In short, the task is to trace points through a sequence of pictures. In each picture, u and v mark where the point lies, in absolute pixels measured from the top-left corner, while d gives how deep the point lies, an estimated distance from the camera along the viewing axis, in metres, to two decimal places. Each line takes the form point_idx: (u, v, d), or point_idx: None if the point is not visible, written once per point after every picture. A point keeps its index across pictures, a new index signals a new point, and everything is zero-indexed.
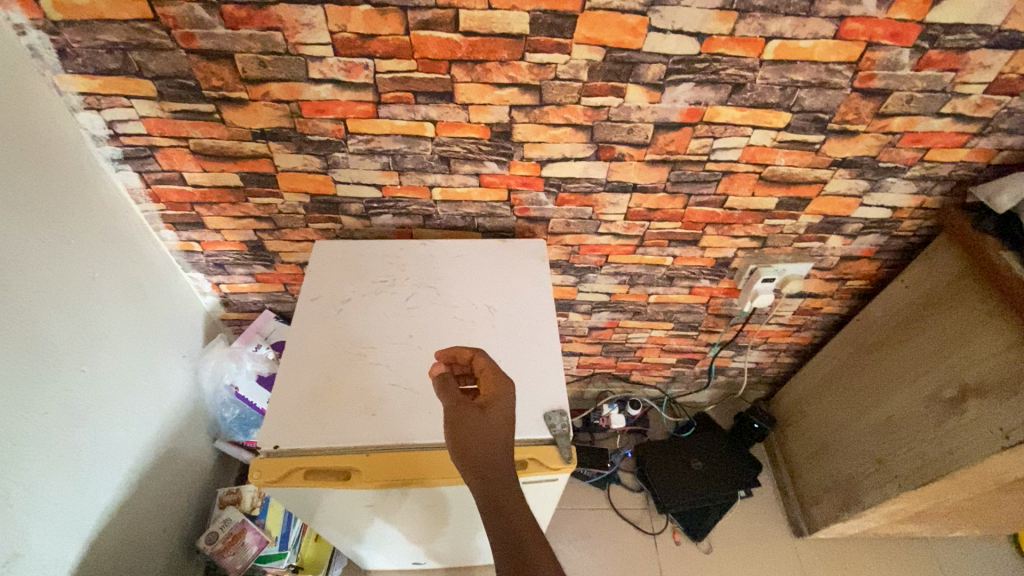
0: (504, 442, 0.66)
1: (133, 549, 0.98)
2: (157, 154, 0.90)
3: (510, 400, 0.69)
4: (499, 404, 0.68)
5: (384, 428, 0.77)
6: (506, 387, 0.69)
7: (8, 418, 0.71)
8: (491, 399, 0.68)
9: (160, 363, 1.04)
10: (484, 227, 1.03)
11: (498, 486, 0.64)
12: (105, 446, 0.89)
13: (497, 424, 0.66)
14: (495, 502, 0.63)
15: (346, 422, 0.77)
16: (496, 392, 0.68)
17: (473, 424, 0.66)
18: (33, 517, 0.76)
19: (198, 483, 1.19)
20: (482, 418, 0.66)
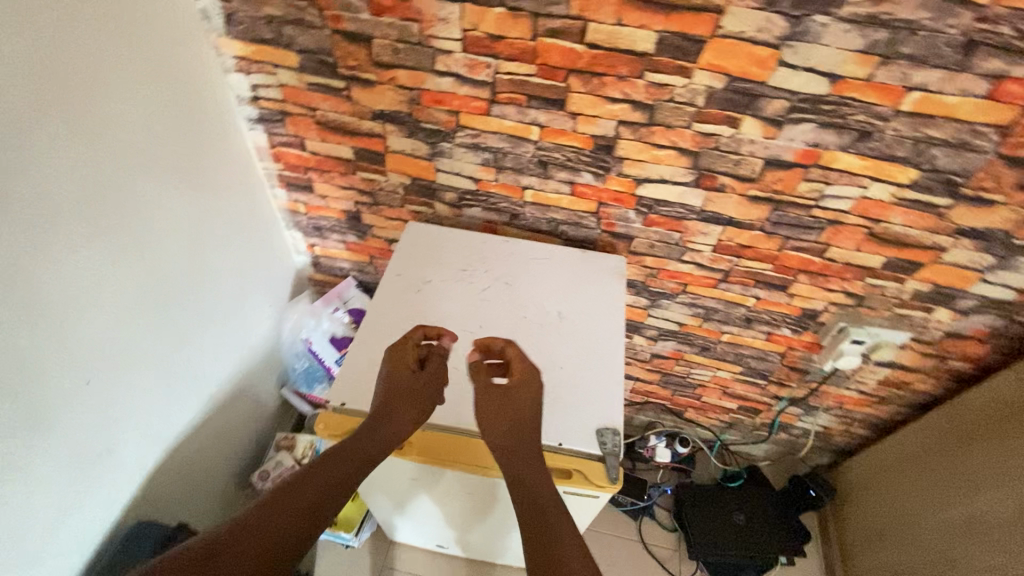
0: (528, 424, 0.74)
1: (198, 470, 1.08)
2: (287, 120, 0.99)
3: (536, 385, 0.78)
4: (523, 390, 0.76)
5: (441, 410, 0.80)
6: (532, 374, 0.78)
7: (122, 329, 0.80)
8: (518, 384, 0.77)
9: (250, 307, 1.14)
10: (567, 236, 1.04)
11: (524, 466, 0.70)
12: (194, 369, 0.99)
13: (521, 406, 0.75)
14: (520, 478, 0.68)
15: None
16: (523, 378, 0.78)
17: (497, 407, 0.75)
18: (133, 419, 0.86)
19: (261, 423, 1.29)
20: (505, 400, 0.75)
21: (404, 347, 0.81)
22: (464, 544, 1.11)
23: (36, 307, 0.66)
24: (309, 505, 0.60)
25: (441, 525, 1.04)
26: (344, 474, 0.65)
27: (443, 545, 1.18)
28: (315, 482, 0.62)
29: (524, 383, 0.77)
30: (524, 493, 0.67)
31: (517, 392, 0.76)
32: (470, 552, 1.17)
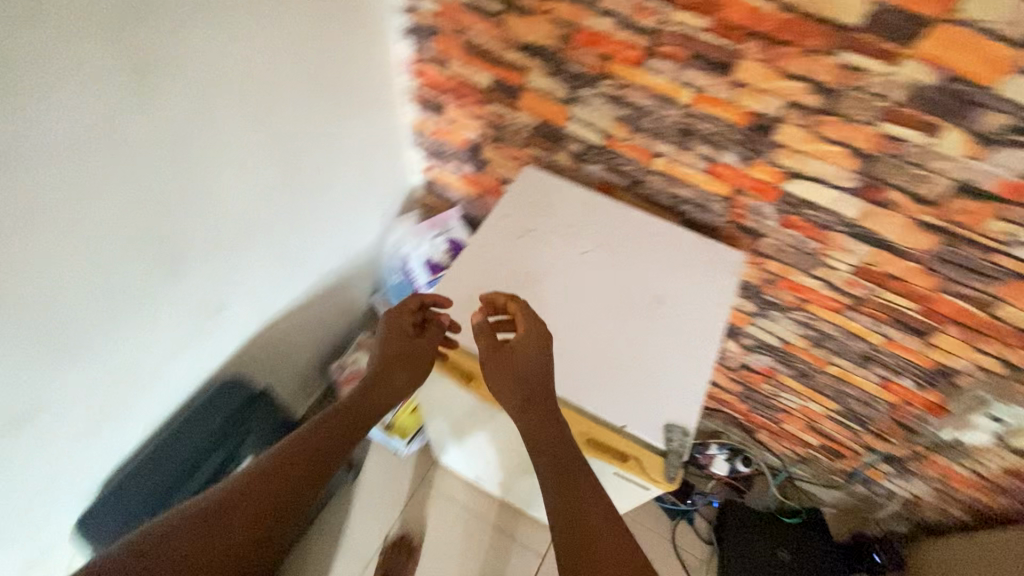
0: (534, 381, 0.70)
1: (287, 348, 1.18)
2: (436, 37, 0.98)
3: (543, 339, 0.71)
4: (525, 347, 0.70)
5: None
6: (536, 328, 0.72)
7: (247, 203, 0.87)
8: (519, 340, 0.71)
9: (361, 213, 1.19)
10: (687, 216, 0.96)
11: (542, 425, 0.70)
12: (300, 257, 1.06)
13: (525, 363, 0.70)
14: (534, 437, 0.70)
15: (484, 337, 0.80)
16: (524, 333, 0.71)
17: (502, 369, 0.70)
18: (244, 287, 0.95)
19: (350, 324, 1.37)
20: (506, 365, 0.70)
21: (392, 321, 0.79)
22: (504, 487, 1.13)
23: (182, 161, 0.73)
24: (297, 472, 0.70)
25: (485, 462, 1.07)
26: (337, 442, 0.74)
27: (483, 480, 1.23)
28: (306, 453, 0.71)
29: (526, 340, 0.71)
30: (543, 452, 0.70)
31: (520, 356, 0.70)
32: (506, 495, 1.20)
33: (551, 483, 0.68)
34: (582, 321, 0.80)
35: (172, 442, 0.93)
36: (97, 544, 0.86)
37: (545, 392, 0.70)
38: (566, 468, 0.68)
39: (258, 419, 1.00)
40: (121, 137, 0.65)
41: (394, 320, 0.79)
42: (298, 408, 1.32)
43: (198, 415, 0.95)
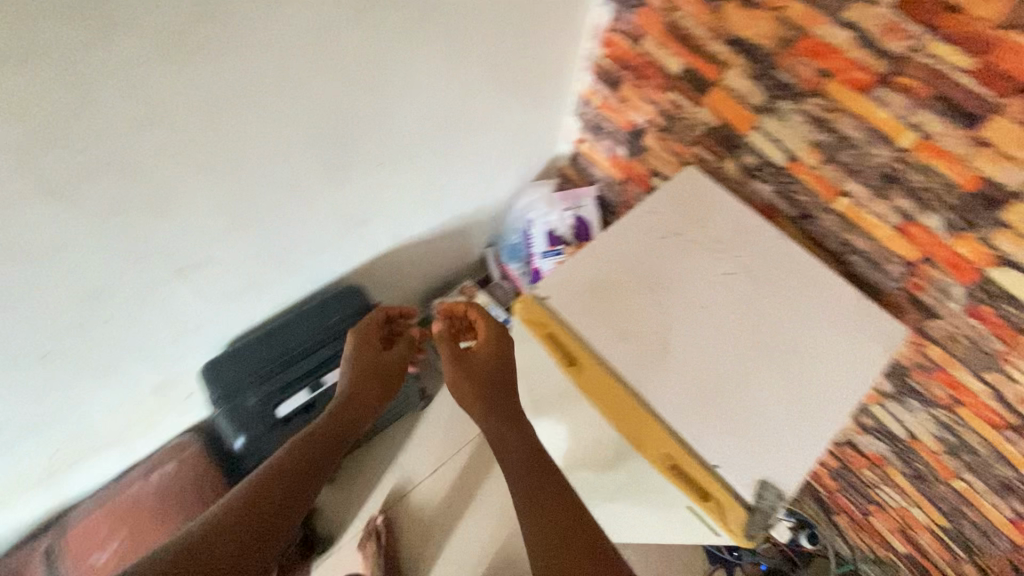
0: (503, 376, 0.78)
1: (400, 275, 1.24)
2: (641, 10, 0.92)
3: (503, 336, 0.80)
4: (487, 346, 0.79)
5: (628, 361, 0.74)
6: (495, 325, 0.80)
7: (410, 129, 0.90)
8: (483, 339, 0.79)
9: (503, 167, 1.19)
10: (851, 268, 0.86)
11: (511, 433, 0.73)
12: (438, 193, 1.09)
13: (489, 362, 0.78)
14: (501, 437, 0.73)
15: (600, 328, 0.76)
16: (486, 333, 0.79)
17: (470, 370, 0.77)
18: (384, 207, 1.00)
19: (457, 268, 1.41)
20: (474, 368, 0.76)
21: (366, 334, 0.85)
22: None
23: (372, 71, 0.76)
24: (281, 500, 0.62)
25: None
26: (313, 468, 0.68)
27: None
28: (279, 479, 0.64)
29: (488, 339, 0.79)
30: (514, 459, 0.71)
31: (485, 355, 0.78)
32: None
33: (525, 509, 0.64)
34: (705, 347, 0.75)
35: (290, 328, 0.99)
36: (211, 395, 0.94)
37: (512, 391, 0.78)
38: (539, 483, 0.67)
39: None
40: (333, 34, 0.68)
41: (366, 333, 0.85)
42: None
43: (317, 312, 1.01)
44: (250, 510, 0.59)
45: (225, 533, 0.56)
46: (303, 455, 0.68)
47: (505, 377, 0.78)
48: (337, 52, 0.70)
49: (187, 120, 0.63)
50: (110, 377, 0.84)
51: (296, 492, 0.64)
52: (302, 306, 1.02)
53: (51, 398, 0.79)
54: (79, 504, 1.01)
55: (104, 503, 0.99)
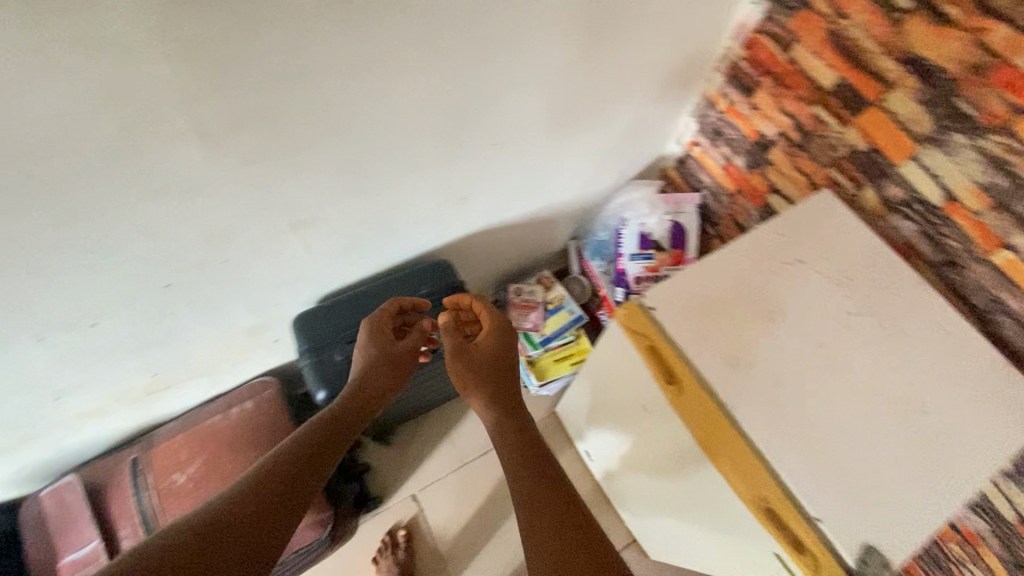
0: (502, 371, 0.84)
1: (484, 256, 1.23)
2: (800, 13, 0.84)
3: (506, 333, 0.88)
4: (490, 339, 0.86)
5: (733, 388, 0.69)
6: (501, 321, 0.89)
7: (530, 112, 0.87)
8: (488, 335, 0.86)
9: (608, 161, 1.15)
10: (995, 329, 0.77)
11: (513, 434, 0.78)
12: (540, 179, 1.06)
13: (491, 356, 0.84)
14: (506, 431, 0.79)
15: (708, 351, 0.72)
16: (492, 330, 0.87)
17: (472, 361, 0.82)
18: (487, 187, 0.98)
19: (538, 256, 1.39)
20: (475, 359, 0.82)
21: (385, 320, 0.87)
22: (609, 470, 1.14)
23: (511, 49, 0.73)
24: (288, 491, 0.62)
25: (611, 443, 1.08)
26: (318, 466, 0.67)
27: (589, 454, 1.26)
28: (284, 470, 0.64)
29: (492, 335, 0.86)
30: (516, 452, 0.74)
31: (486, 346, 0.85)
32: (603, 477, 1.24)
33: (524, 513, 0.66)
34: (822, 389, 0.69)
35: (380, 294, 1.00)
36: (300, 345, 0.97)
37: (511, 388, 0.83)
38: (533, 473, 0.70)
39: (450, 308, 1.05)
40: (487, 9, 0.66)
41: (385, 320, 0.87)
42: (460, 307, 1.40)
43: (407, 282, 1.02)
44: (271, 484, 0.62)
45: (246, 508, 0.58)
46: (308, 450, 0.68)
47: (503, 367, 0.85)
48: (485, 26, 0.68)
49: (334, 84, 0.62)
50: (215, 315, 0.88)
51: (301, 489, 0.64)
52: (393, 274, 1.04)
53: (162, 326, 0.83)
54: (165, 423, 1.08)
55: (186, 427, 1.05)
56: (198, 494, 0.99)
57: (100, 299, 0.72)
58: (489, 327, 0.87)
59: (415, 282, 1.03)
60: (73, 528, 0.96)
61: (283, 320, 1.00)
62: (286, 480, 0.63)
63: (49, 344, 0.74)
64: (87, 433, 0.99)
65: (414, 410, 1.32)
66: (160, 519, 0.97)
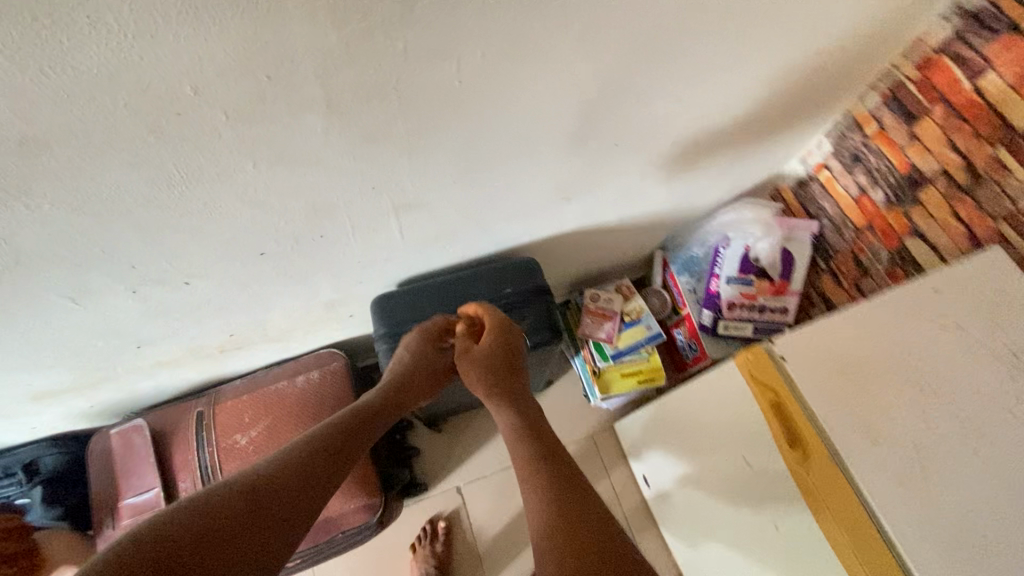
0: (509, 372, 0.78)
1: (569, 257, 1.16)
2: (1005, 37, 0.73)
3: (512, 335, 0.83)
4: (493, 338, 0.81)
5: (870, 460, 0.63)
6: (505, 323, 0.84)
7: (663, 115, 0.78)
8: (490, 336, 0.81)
9: (723, 175, 1.04)
10: None
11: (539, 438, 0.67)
12: (648, 187, 0.98)
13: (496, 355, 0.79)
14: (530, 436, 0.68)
15: (842, 415, 0.65)
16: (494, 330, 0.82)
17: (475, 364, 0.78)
18: (594, 188, 0.91)
19: (621, 262, 1.30)
20: (477, 361, 0.78)
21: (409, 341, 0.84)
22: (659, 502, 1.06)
23: (670, 43, 0.63)
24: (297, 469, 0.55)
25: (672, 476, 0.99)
26: (336, 446, 0.61)
27: (642, 478, 1.17)
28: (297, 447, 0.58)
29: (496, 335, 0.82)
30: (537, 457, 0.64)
31: (489, 347, 0.80)
32: (653, 506, 1.15)
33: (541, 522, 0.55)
34: (974, 485, 0.59)
35: (463, 285, 0.96)
36: (379, 329, 0.94)
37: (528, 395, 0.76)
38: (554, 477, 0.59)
39: (531, 310, 0.99)
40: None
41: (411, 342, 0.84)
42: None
43: (492, 277, 0.97)
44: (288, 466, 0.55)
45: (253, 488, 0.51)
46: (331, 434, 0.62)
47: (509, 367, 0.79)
48: (654, 13, 0.58)
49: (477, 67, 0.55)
50: (299, 286, 0.84)
51: (315, 468, 0.57)
52: (479, 267, 0.98)
53: (248, 291, 0.81)
54: (231, 381, 1.08)
55: (252, 389, 1.04)
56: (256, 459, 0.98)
57: (197, 260, 0.69)
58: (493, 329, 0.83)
59: (500, 278, 0.98)
60: (135, 471, 0.98)
61: (361, 297, 0.97)
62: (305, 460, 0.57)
63: (141, 296, 0.72)
64: (160, 379, 0.99)
65: (465, 405, 1.26)
66: (218, 478, 0.97)
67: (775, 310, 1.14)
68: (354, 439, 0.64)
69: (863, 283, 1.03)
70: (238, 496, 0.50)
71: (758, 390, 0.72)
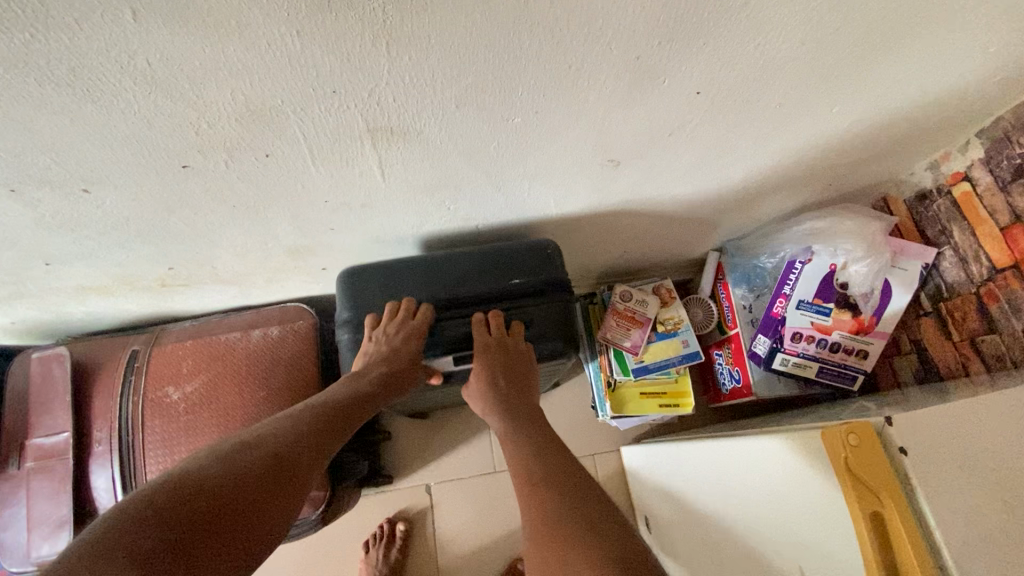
0: (523, 400, 0.77)
1: (604, 242, 0.93)
2: None
3: (525, 363, 0.78)
4: (514, 371, 0.77)
5: None
6: (522, 351, 0.78)
7: (772, 66, 0.54)
8: (509, 367, 0.76)
9: (823, 172, 0.79)
10: None
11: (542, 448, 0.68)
12: (723, 170, 0.74)
13: (515, 388, 0.77)
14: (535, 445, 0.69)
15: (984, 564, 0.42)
16: (515, 362, 0.77)
17: (499, 392, 0.76)
18: (652, 157, 0.67)
19: (665, 259, 1.07)
20: (496, 390, 0.76)
21: (389, 330, 0.75)
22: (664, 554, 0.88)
23: None
24: (271, 469, 0.55)
25: (685, 533, 0.79)
26: (309, 441, 0.61)
27: (645, 517, 0.99)
28: (271, 445, 0.58)
29: (515, 367, 0.76)
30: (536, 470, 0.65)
31: (481, 361, 0.76)
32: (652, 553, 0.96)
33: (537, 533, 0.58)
34: None
35: (461, 263, 0.77)
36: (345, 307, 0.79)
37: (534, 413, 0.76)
38: (562, 485, 0.62)
39: (540, 310, 0.80)
40: None
41: (391, 331, 0.75)
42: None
43: (499, 261, 0.77)
44: (257, 459, 0.55)
45: (214, 489, 0.50)
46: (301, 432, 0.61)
47: (511, 371, 0.76)
48: None
49: None
50: (249, 220, 0.65)
51: (286, 460, 0.57)
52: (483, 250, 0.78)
53: (179, 216, 0.62)
54: (180, 321, 0.91)
55: (199, 335, 0.88)
56: (186, 419, 0.83)
57: (92, 162, 0.51)
58: (513, 359, 0.77)
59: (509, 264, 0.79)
60: (46, 408, 0.83)
61: (336, 248, 0.78)
62: (273, 455, 0.57)
63: (25, 199, 0.54)
64: (93, 306, 0.83)
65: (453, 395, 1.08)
66: (139, 433, 0.82)
67: (853, 352, 0.89)
68: (324, 429, 0.64)
69: (984, 341, 0.78)
70: (210, 489, 0.50)
71: (854, 491, 0.44)
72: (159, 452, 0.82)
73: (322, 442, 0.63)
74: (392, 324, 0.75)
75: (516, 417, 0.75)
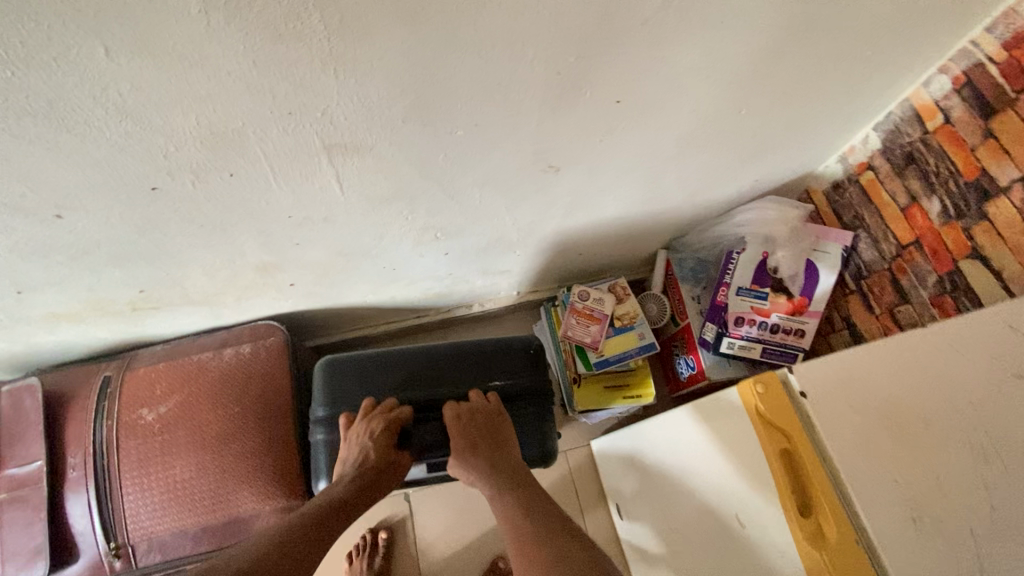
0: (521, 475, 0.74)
1: (558, 246, 1.00)
2: None
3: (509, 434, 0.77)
4: (503, 448, 0.75)
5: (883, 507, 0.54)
6: (503, 424, 0.77)
7: (680, 76, 0.61)
8: (496, 444, 0.75)
9: (747, 170, 0.88)
10: None
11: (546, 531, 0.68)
12: (656, 172, 0.81)
13: (508, 462, 0.75)
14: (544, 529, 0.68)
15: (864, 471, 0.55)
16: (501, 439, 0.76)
17: (493, 472, 0.73)
18: (590, 162, 0.75)
19: (619, 260, 1.14)
20: (492, 470, 0.74)
21: (360, 427, 0.75)
22: (633, 529, 0.93)
23: None
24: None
25: (649, 504, 0.85)
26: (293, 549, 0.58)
27: (614, 503, 1.04)
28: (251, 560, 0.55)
29: (501, 441, 0.76)
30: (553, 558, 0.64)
31: (464, 438, 0.75)
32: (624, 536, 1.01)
33: None
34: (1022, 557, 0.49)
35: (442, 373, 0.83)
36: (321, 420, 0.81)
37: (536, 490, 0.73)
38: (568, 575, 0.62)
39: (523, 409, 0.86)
40: None
41: (361, 429, 0.75)
42: (500, 293, 1.18)
43: (478, 363, 0.84)
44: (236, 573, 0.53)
45: None
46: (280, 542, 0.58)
47: (497, 444, 0.75)
48: None
49: None
50: (218, 238, 0.70)
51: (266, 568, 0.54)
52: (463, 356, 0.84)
53: (150, 238, 0.66)
54: (153, 346, 0.93)
55: (171, 357, 0.90)
56: (161, 438, 0.85)
57: (67, 190, 0.55)
58: (496, 436, 0.76)
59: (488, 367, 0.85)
60: (20, 439, 0.84)
61: (303, 263, 0.82)
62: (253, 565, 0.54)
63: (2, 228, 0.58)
64: (64, 335, 0.85)
65: None
66: (114, 456, 0.83)
67: (791, 332, 0.97)
68: (305, 532, 0.61)
69: (900, 311, 0.87)
70: None
71: (765, 431, 0.61)
72: (136, 472, 0.83)
73: (301, 545, 0.59)
74: (363, 422, 0.76)
75: (518, 495, 0.72)
